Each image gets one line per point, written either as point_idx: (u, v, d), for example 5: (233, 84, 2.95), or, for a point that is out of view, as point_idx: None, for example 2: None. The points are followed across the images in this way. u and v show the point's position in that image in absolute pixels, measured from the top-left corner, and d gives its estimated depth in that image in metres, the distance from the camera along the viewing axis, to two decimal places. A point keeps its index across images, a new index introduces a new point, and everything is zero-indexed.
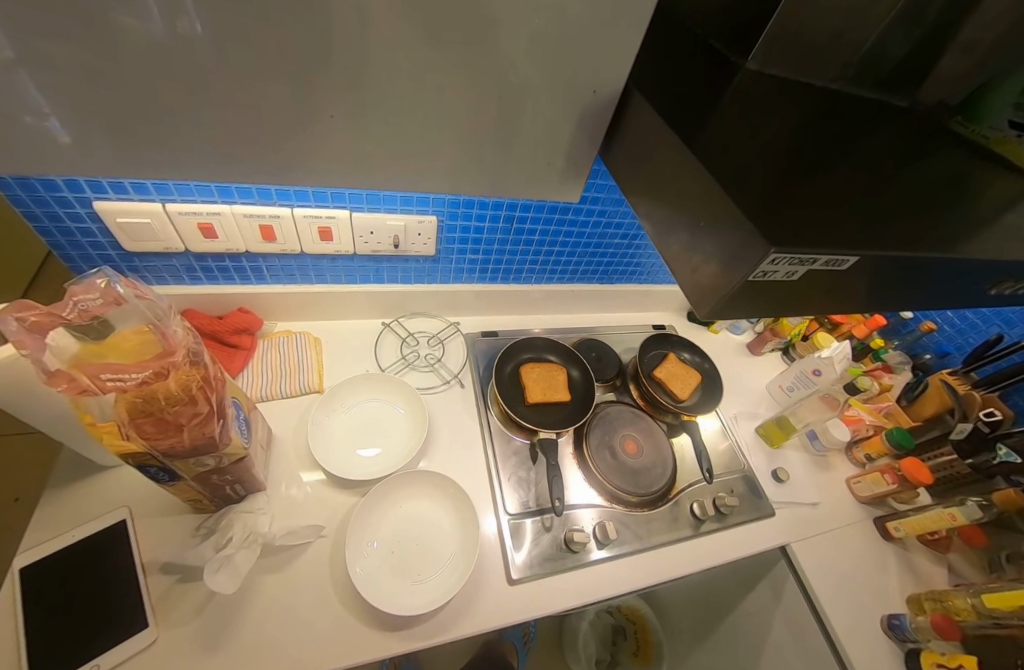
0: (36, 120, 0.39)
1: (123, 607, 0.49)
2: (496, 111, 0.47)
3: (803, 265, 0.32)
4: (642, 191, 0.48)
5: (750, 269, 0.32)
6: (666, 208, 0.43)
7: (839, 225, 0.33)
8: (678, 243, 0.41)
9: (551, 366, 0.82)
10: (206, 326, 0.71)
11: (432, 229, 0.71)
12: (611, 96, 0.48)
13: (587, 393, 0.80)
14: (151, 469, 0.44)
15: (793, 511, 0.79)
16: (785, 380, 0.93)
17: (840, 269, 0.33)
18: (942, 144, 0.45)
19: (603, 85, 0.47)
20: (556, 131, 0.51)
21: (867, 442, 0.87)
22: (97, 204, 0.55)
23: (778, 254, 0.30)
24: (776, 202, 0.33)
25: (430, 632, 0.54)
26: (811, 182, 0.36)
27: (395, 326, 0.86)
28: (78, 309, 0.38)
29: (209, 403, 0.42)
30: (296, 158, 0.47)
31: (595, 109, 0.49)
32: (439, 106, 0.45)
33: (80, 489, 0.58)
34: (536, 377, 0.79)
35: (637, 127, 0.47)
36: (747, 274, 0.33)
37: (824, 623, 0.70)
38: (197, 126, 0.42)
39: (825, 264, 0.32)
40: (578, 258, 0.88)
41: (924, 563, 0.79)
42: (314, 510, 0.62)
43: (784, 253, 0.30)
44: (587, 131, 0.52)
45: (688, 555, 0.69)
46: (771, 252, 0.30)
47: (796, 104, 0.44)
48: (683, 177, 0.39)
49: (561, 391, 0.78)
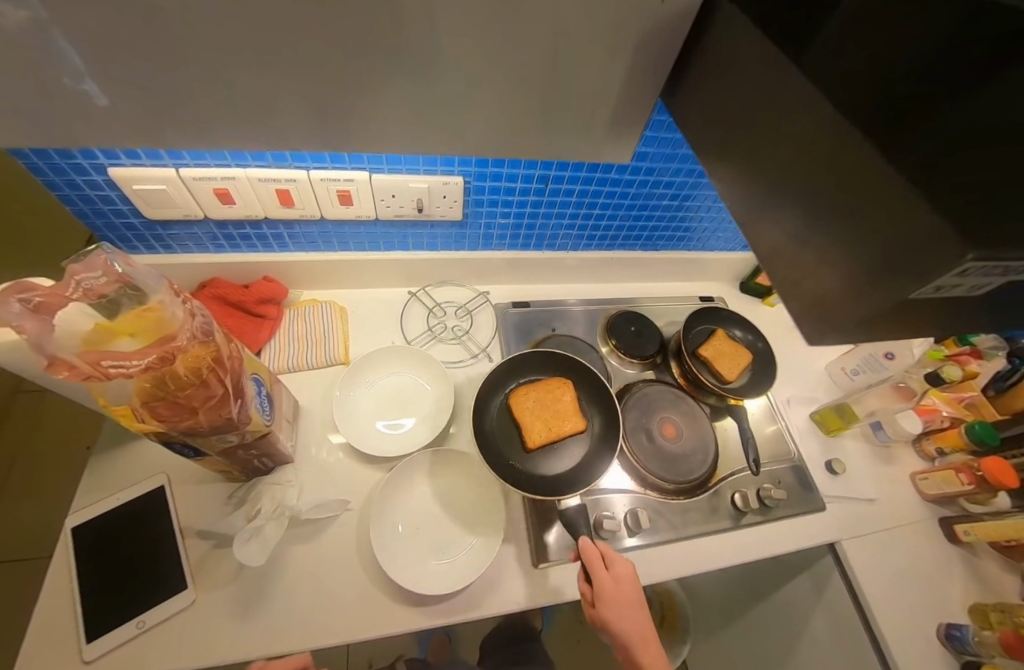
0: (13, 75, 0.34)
1: (164, 568, 0.52)
2: (532, 50, 0.38)
3: (1003, 276, 0.22)
4: (719, 152, 0.38)
5: (874, 262, 0.24)
6: (750, 170, 0.34)
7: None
8: (766, 215, 0.33)
9: (547, 385, 0.67)
10: (231, 295, 0.69)
11: (458, 190, 0.64)
12: (681, 20, 0.37)
13: (603, 414, 0.67)
14: (177, 445, 0.43)
15: (847, 506, 0.72)
16: (848, 362, 0.82)
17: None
18: None
19: (676, 10, 0.36)
20: (606, 74, 0.42)
21: (940, 436, 0.77)
22: (112, 170, 0.53)
23: (975, 264, 0.19)
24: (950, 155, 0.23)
25: (459, 608, 0.54)
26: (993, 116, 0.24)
27: (421, 296, 0.82)
28: (82, 288, 0.36)
29: (222, 386, 0.41)
30: (298, 115, 0.41)
31: (660, 42, 0.39)
32: (459, 45, 0.36)
33: (120, 454, 0.60)
34: (540, 405, 0.65)
35: (720, 63, 0.37)
36: (910, 292, 0.23)
37: (871, 626, 0.65)
38: (186, 80, 0.36)
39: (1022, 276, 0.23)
40: (621, 222, 0.78)
41: (994, 570, 0.72)
42: (344, 482, 0.62)
43: (989, 262, 0.19)
44: (648, 72, 0.42)
45: (726, 547, 0.64)
46: (968, 262, 0.19)
47: None
48: (778, 128, 0.30)
49: (574, 420, 0.65)
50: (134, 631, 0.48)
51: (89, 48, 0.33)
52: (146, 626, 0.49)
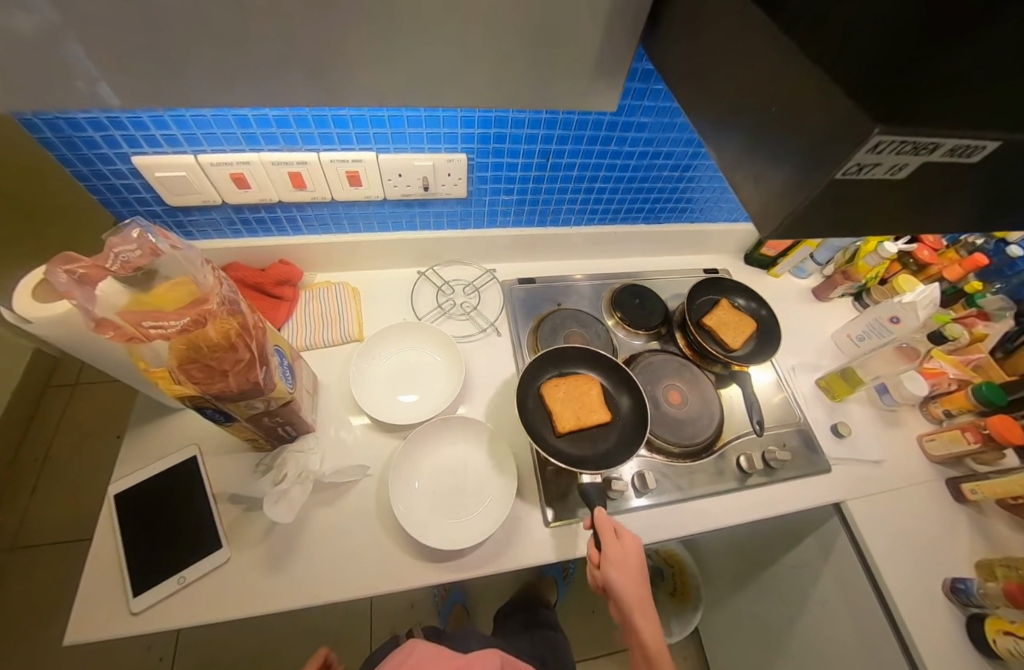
0: (87, 85, 0.42)
1: (200, 529, 0.56)
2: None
3: (916, 156, 0.22)
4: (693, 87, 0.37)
5: (836, 166, 0.23)
6: None
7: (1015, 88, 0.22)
8: (726, 139, 0.33)
9: (580, 380, 0.67)
10: (250, 278, 0.72)
11: (462, 167, 0.66)
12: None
13: (627, 410, 0.68)
14: (209, 410, 0.47)
15: (852, 467, 0.74)
16: (854, 329, 0.83)
17: (968, 162, 0.23)
18: None
19: None
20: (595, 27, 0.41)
21: (947, 398, 0.78)
22: (135, 158, 0.56)
23: (884, 137, 0.20)
24: (905, 58, 0.23)
25: (468, 565, 0.57)
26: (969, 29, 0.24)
27: (430, 276, 0.84)
28: (120, 261, 0.40)
29: (249, 350, 0.44)
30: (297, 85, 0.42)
31: None
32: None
33: (153, 429, 0.64)
34: (567, 397, 0.66)
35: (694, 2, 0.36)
36: (835, 172, 0.23)
37: (875, 579, 0.67)
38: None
39: (947, 156, 0.22)
40: (622, 197, 0.79)
41: (1001, 529, 0.73)
42: (362, 450, 0.65)
43: (893, 136, 0.20)
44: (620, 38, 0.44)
45: (733, 506, 0.66)
46: (875, 135, 0.20)
47: None
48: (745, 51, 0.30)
49: (599, 414, 0.65)
50: (176, 586, 0.52)
51: None
52: (188, 581, 0.53)
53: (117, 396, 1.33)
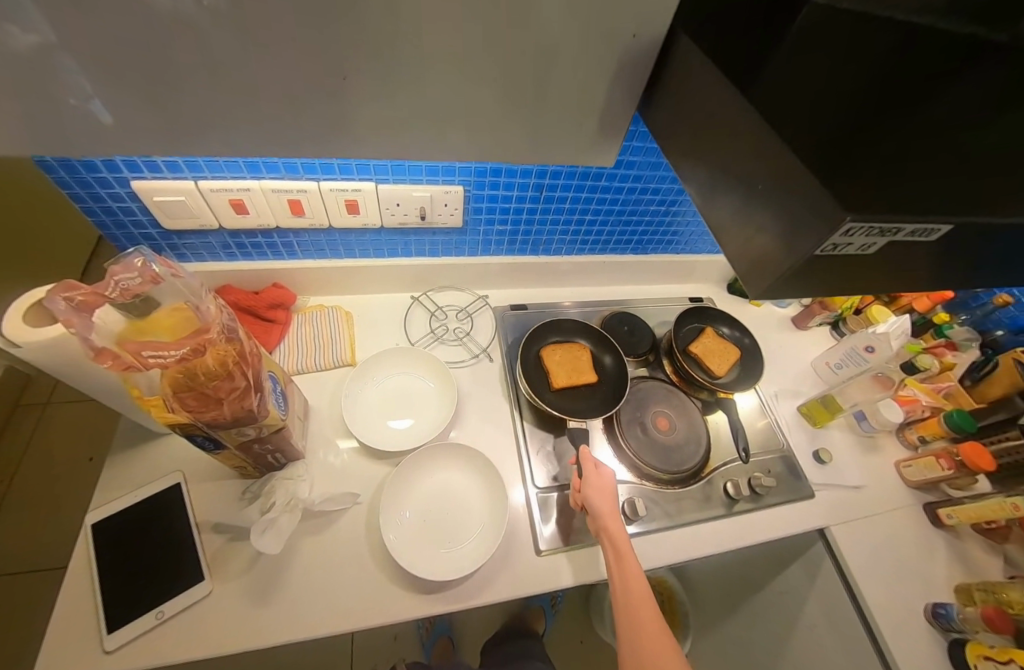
0: (80, 102, 0.37)
1: (181, 561, 0.54)
2: (548, 61, 0.41)
3: (884, 236, 0.26)
4: (690, 155, 0.41)
5: (816, 245, 0.27)
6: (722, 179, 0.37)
7: (942, 193, 0.27)
8: (722, 196, 0.36)
9: (574, 347, 0.78)
10: (244, 301, 0.71)
11: (458, 199, 0.68)
12: (654, 41, 0.41)
13: (612, 374, 0.78)
14: (198, 437, 0.46)
15: (835, 493, 0.76)
16: (832, 357, 0.87)
17: (926, 240, 0.28)
18: None
19: (645, 27, 0.39)
20: (599, 92, 0.45)
21: (921, 425, 0.81)
22: (133, 183, 0.54)
23: (854, 224, 0.24)
24: (855, 161, 0.27)
25: (459, 597, 0.56)
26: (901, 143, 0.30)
27: (423, 300, 0.85)
28: (119, 287, 0.38)
29: (246, 378, 0.44)
30: (320, 138, 0.45)
31: (636, 60, 0.42)
32: (480, 71, 0.41)
33: (134, 455, 0.62)
34: (562, 360, 0.75)
35: (688, 77, 0.40)
36: (814, 249, 0.27)
37: (860, 605, 0.68)
38: (228, 109, 0.40)
39: (910, 235, 0.27)
40: (611, 228, 0.83)
41: (977, 552, 0.76)
42: (352, 477, 0.64)
43: (864, 222, 0.24)
44: (619, 97, 0.46)
45: (721, 533, 0.67)
46: (847, 222, 0.24)
47: (859, 47, 0.37)
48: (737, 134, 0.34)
49: (588, 375, 0.75)
50: (153, 622, 0.50)
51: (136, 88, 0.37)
52: (166, 617, 0.51)
53: (92, 414, 1.29)
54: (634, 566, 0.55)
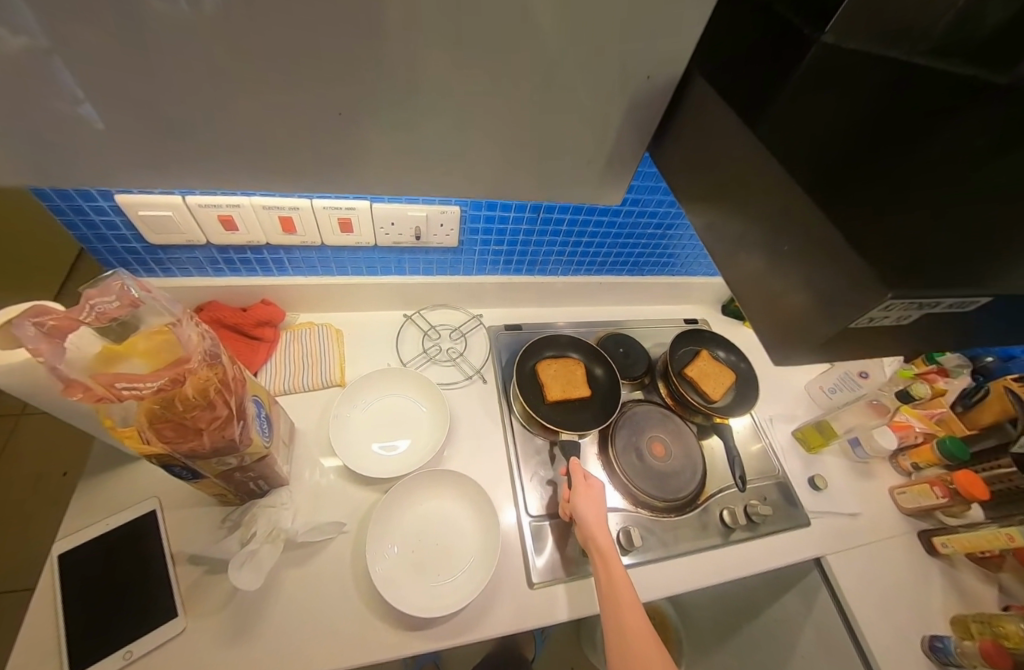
0: (69, 106, 0.35)
1: (153, 594, 0.51)
2: (559, 97, 0.40)
3: (921, 309, 0.26)
4: (704, 193, 0.41)
5: (853, 317, 0.27)
6: (730, 217, 0.37)
7: (958, 247, 0.27)
8: (742, 248, 0.36)
9: (569, 361, 0.77)
10: (230, 318, 0.69)
11: (455, 219, 0.67)
12: (662, 79, 0.40)
13: (606, 389, 0.77)
14: (175, 467, 0.44)
15: (831, 521, 0.75)
16: (825, 381, 0.87)
17: (965, 309, 0.27)
18: None
19: (657, 69, 0.39)
20: (609, 128, 0.45)
21: (915, 451, 0.81)
22: (118, 197, 0.52)
23: (895, 300, 0.24)
24: (859, 212, 0.27)
25: (448, 633, 0.54)
26: (918, 192, 0.30)
27: (416, 319, 0.84)
28: (94, 312, 0.37)
29: (227, 406, 0.42)
30: (324, 164, 0.44)
31: (644, 95, 0.42)
32: (491, 105, 0.40)
33: (107, 479, 0.59)
34: (555, 375, 0.75)
35: (700, 119, 0.40)
36: (849, 321, 0.27)
37: (858, 639, 0.66)
38: (231, 134, 0.39)
39: (949, 307, 0.26)
40: (608, 250, 0.82)
41: (973, 583, 0.75)
42: (339, 504, 0.62)
43: (905, 299, 0.24)
44: (626, 129, 0.46)
45: (718, 564, 0.66)
46: (888, 299, 0.24)
47: (862, 88, 0.37)
48: (751, 179, 0.34)
49: (581, 390, 0.74)
50: (119, 663, 0.47)
51: (128, 106, 0.36)
52: (133, 658, 0.47)
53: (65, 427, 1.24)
54: (625, 592, 0.52)
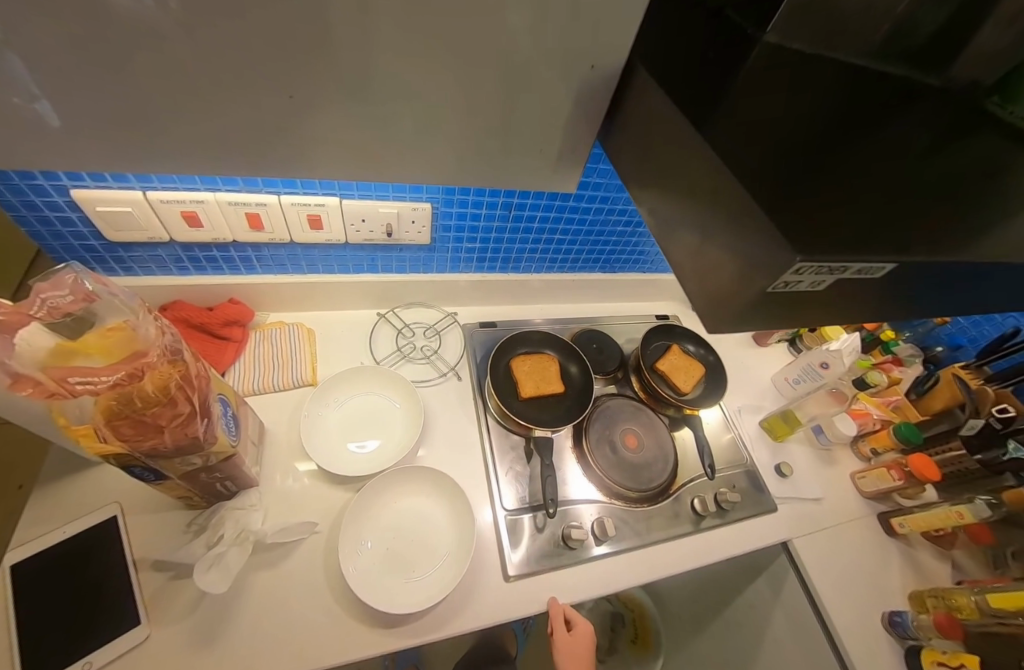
0: (24, 102, 0.34)
1: (114, 603, 0.49)
2: (509, 87, 0.42)
3: (833, 274, 0.28)
4: (648, 180, 0.43)
5: (769, 281, 0.28)
6: (676, 205, 0.39)
7: (872, 228, 0.29)
8: (683, 231, 0.38)
9: (543, 357, 0.78)
10: (196, 318, 0.67)
11: (426, 216, 0.67)
12: (608, 72, 0.42)
13: (579, 383, 0.78)
14: (136, 469, 0.43)
15: (796, 507, 0.78)
16: (790, 373, 0.90)
17: (875, 276, 0.29)
18: (964, 133, 0.39)
19: (601, 59, 0.41)
20: (558, 118, 0.47)
21: (873, 437, 0.85)
22: (74, 192, 0.50)
23: (804, 264, 0.26)
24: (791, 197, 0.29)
25: (425, 629, 0.54)
26: (838, 177, 0.32)
27: (390, 317, 0.83)
28: (46, 307, 0.36)
29: (190, 403, 0.41)
30: (282, 157, 0.44)
31: (591, 86, 0.43)
32: (444, 95, 0.41)
33: (63, 487, 0.57)
34: (529, 370, 0.76)
35: (642, 109, 0.42)
36: (769, 284, 0.29)
37: (823, 617, 0.69)
38: (184, 127, 0.39)
39: (857, 272, 0.28)
40: (580, 247, 0.84)
41: (929, 560, 0.79)
42: (311, 505, 0.61)
43: (813, 263, 0.26)
44: (579, 120, 0.47)
45: (690, 551, 0.68)
46: (797, 263, 0.26)
47: (802, 83, 0.39)
48: (687, 164, 0.36)
49: (555, 383, 0.75)
50: None
51: (82, 99, 0.35)
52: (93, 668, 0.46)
53: None
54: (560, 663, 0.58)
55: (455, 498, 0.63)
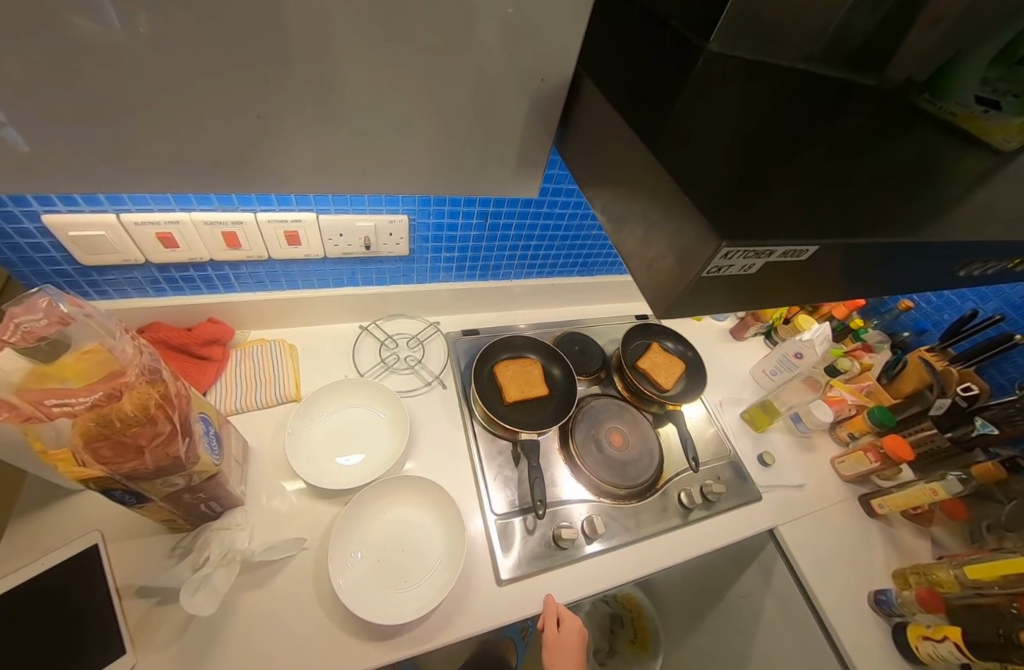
0: None
1: (95, 631, 0.47)
2: (466, 99, 0.44)
3: (760, 258, 0.29)
4: (596, 179, 0.44)
5: (702, 266, 0.29)
6: (620, 201, 0.40)
7: (805, 213, 0.31)
8: (630, 227, 0.39)
9: (527, 361, 0.80)
10: (174, 339, 0.66)
11: (403, 228, 0.68)
12: (561, 82, 0.45)
13: (563, 384, 0.80)
14: (117, 492, 0.42)
15: (780, 494, 0.80)
16: (767, 365, 0.93)
17: (801, 259, 0.31)
18: (895, 128, 0.43)
19: (551, 70, 0.43)
20: (518, 126, 0.49)
21: (850, 422, 0.88)
22: (45, 218, 0.50)
23: (730, 248, 0.27)
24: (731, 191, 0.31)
25: (416, 640, 0.53)
26: (773, 167, 0.34)
27: (372, 330, 0.84)
28: (20, 331, 0.35)
29: (171, 422, 0.41)
30: (252, 175, 0.45)
31: (545, 96, 0.46)
32: (405, 107, 0.43)
33: (37, 520, 0.55)
34: (513, 375, 0.77)
35: (589, 114, 0.44)
36: (701, 270, 0.29)
37: (811, 600, 0.71)
38: (153, 148, 0.40)
39: (785, 256, 0.30)
40: (556, 252, 0.86)
41: (909, 538, 0.82)
42: (298, 520, 0.61)
43: (737, 246, 0.27)
44: (538, 127, 0.50)
45: (679, 542, 0.69)
46: (723, 247, 0.27)
47: (744, 86, 0.42)
48: (629, 164, 0.38)
49: (539, 386, 0.77)
50: None
51: (49, 125, 0.36)
52: None
53: None
54: None
55: (445, 506, 0.63)
